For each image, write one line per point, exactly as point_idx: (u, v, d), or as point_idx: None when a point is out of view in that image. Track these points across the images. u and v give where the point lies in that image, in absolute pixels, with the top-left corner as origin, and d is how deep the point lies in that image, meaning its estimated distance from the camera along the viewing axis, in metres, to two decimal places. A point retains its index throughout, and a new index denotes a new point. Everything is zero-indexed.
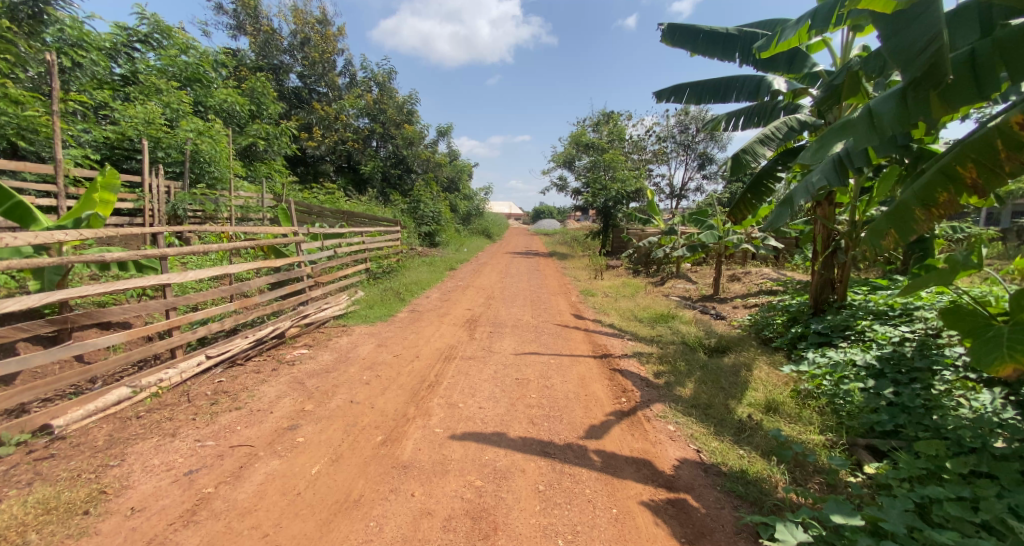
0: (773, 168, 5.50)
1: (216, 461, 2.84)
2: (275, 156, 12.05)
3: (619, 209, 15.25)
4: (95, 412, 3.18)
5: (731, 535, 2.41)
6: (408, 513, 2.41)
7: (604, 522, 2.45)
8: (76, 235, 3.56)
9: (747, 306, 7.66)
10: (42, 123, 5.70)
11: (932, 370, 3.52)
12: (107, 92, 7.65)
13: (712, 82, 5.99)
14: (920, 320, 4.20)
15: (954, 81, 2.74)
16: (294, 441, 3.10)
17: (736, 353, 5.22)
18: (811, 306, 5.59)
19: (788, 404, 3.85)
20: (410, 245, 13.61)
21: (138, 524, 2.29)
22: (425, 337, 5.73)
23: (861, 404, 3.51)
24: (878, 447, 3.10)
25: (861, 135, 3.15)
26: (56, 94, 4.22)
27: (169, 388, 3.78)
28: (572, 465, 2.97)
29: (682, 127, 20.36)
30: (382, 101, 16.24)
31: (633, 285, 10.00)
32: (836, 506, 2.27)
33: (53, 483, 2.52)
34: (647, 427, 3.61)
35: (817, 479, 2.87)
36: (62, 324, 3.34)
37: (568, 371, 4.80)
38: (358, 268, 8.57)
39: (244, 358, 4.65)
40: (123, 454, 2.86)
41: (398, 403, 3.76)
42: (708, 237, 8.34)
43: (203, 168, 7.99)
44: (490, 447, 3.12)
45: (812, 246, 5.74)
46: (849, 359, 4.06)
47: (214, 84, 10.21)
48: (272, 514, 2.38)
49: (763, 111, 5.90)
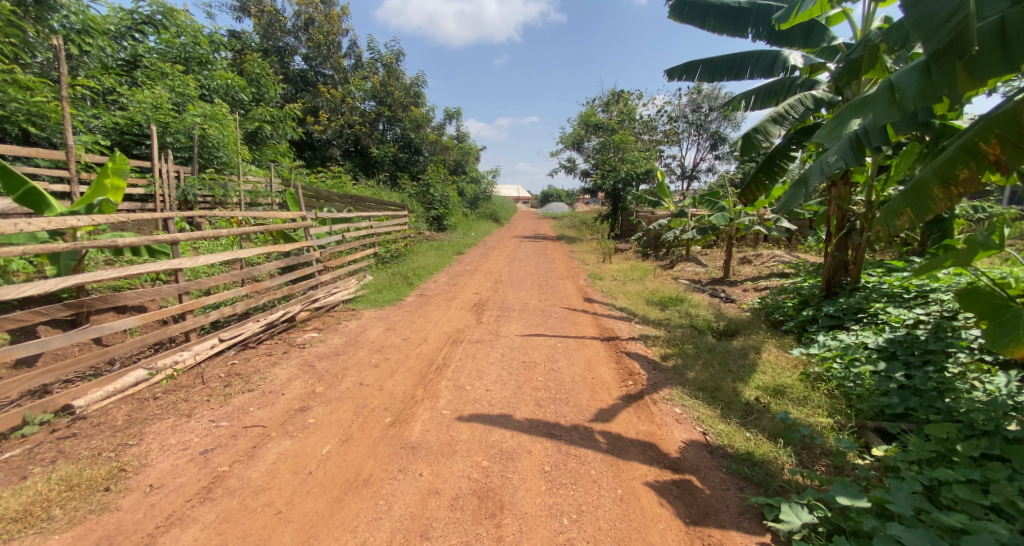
0: (787, 147, 5.35)
1: (230, 441, 2.91)
2: (281, 140, 12.03)
3: (630, 190, 15.01)
4: (114, 393, 3.28)
5: (735, 515, 2.43)
6: (416, 492, 2.46)
7: (610, 502, 2.47)
8: (88, 220, 3.62)
9: (757, 289, 7.59)
10: (51, 109, 5.77)
11: (946, 352, 3.49)
12: (115, 77, 7.68)
13: (727, 58, 5.82)
14: (936, 302, 4.12)
15: (980, 52, 2.60)
16: (305, 422, 3.16)
17: (744, 336, 5.21)
18: (823, 288, 5.52)
19: (796, 388, 3.84)
20: (418, 229, 13.64)
21: (157, 501, 2.37)
22: (434, 321, 5.78)
23: (872, 387, 3.50)
24: (888, 430, 3.09)
25: (880, 110, 3.03)
26: (64, 78, 4.20)
27: (184, 369, 3.87)
28: (578, 446, 2.99)
29: (694, 106, 19.92)
30: (388, 83, 16.09)
31: (642, 268, 9.94)
32: (842, 488, 2.27)
33: (75, 461, 2.62)
34: (654, 410, 3.62)
35: (823, 461, 2.88)
36: (79, 308, 3.42)
37: (575, 354, 4.83)
38: (367, 252, 8.64)
39: (256, 342, 4.74)
40: (141, 433, 2.95)
41: (407, 385, 3.81)
42: (719, 219, 8.22)
43: (211, 153, 8.05)
44: (496, 428, 3.15)
45: (826, 228, 5.67)
46: (861, 342, 4.06)
47: (219, 67, 10.20)
48: (285, 492, 2.45)
49: (779, 88, 5.72)
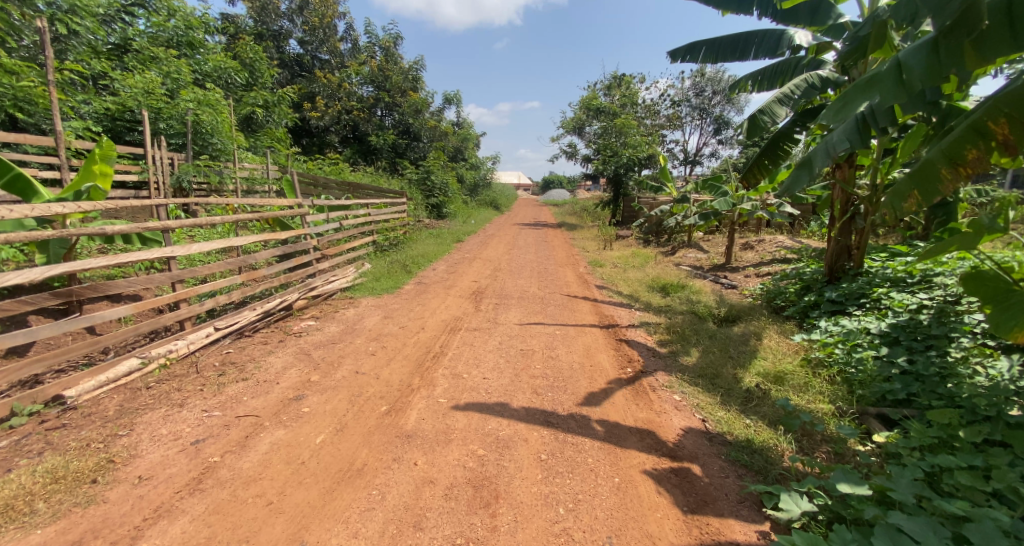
0: (791, 129, 5.21)
1: (222, 431, 2.88)
2: (277, 126, 11.89)
3: (631, 176, 14.86)
4: (107, 382, 3.27)
5: (733, 503, 2.39)
6: (410, 482, 2.43)
7: (606, 490, 2.44)
8: (74, 208, 3.55)
9: (759, 275, 7.52)
10: (39, 94, 5.68)
11: (948, 337, 3.45)
12: (105, 62, 7.56)
13: (730, 39, 5.67)
14: (939, 286, 4.07)
15: (990, 28, 2.45)
16: (299, 411, 3.13)
17: (745, 322, 5.17)
18: (826, 273, 5.47)
19: (797, 373, 3.80)
20: (416, 217, 13.54)
21: (145, 492, 2.34)
22: (432, 308, 5.73)
23: (874, 373, 3.45)
24: (889, 415, 3.05)
25: (888, 91, 2.82)
26: (51, 62, 4.09)
27: (178, 358, 3.84)
28: (575, 434, 2.96)
29: (697, 89, 19.64)
30: (385, 67, 15.82)
31: (642, 255, 9.86)
32: (843, 476, 2.24)
33: (63, 453, 2.59)
34: (652, 397, 3.59)
35: (824, 448, 2.84)
36: (67, 297, 3.41)
37: (574, 341, 4.79)
38: (365, 240, 8.56)
39: (252, 330, 4.70)
40: (132, 424, 2.92)
41: (403, 373, 3.77)
42: (721, 204, 8.11)
43: (205, 140, 7.92)
44: (493, 417, 3.11)
45: (830, 212, 5.60)
46: (863, 327, 4.02)
47: (213, 52, 10.04)
48: (276, 483, 2.42)
49: (785, 68, 5.59)
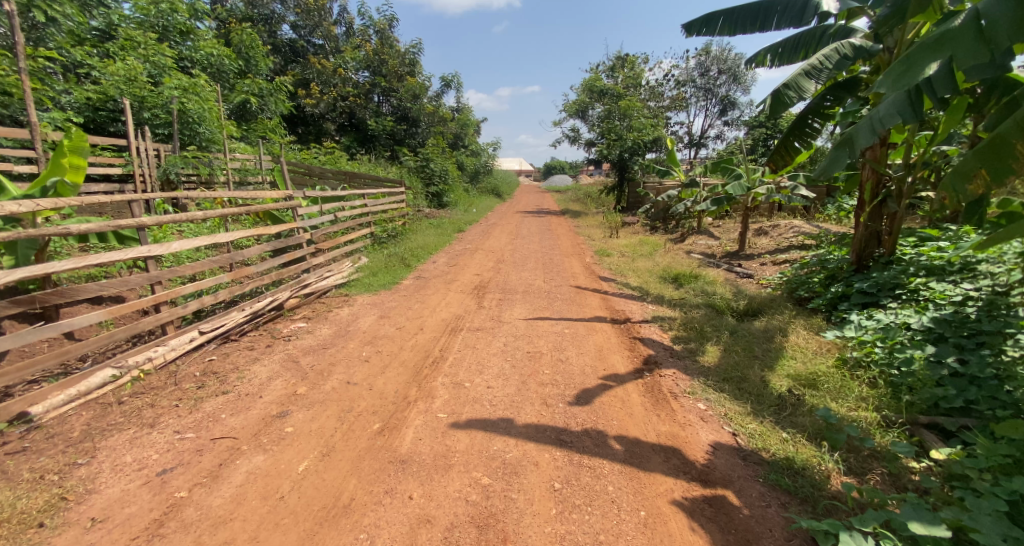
0: (820, 103, 4.73)
1: (194, 458, 2.56)
2: (270, 114, 11.45)
3: (636, 160, 14.33)
4: (77, 397, 2.95)
5: (780, 543, 2.05)
6: (404, 522, 2.11)
7: (632, 528, 2.11)
8: (33, 205, 3.13)
9: (776, 263, 7.11)
10: (12, 83, 5.32)
11: (1003, 334, 3.07)
12: (86, 50, 7.16)
13: (750, 8, 5.20)
14: (986, 277, 3.69)
15: None
16: (282, 432, 2.80)
17: (768, 317, 4.80)
18: (853, 261, 5.06)
19: (832, 376, 3.43)
20: (415, 207, 13.13)
21: (97, 539, 2.02)
22: (431, 306, 5.39)
23: (923, 377, 3.07)
24: (945, 426, 2.71)
25: (963, 48, 2.43)
26: (22, 48, 3.73)
27: (157, 368, 3.51)
28: (592, 456, 2.62)
29: (703, 69, 19.00)
30: (381, 51, 15.21)
31: (651, 243, 9.44)
32: (912, 512, 1.91)
33: (12, 486, 2.26)
34: (674, 406, 3.25)
35: (876, 468, 2.50)
36: (29, 304, 3.05)
37: (584, 341, 4.42)
38: (362, 231, 8.20)
39: (239, 334, 4.37)
40: (94, 450, 2.60)
41: (399, 383, 3.44)
42: (735, 188, 7.59)
43: (193, 129, 7.55)
44: (499, 436, 2.78)
45: (857, 195, 5.15)
46: (902, 322, 3.63)
47: (203, 37, 9.59)
48: (249, 525, 2.10)
49: (809, 38, 5.06)
